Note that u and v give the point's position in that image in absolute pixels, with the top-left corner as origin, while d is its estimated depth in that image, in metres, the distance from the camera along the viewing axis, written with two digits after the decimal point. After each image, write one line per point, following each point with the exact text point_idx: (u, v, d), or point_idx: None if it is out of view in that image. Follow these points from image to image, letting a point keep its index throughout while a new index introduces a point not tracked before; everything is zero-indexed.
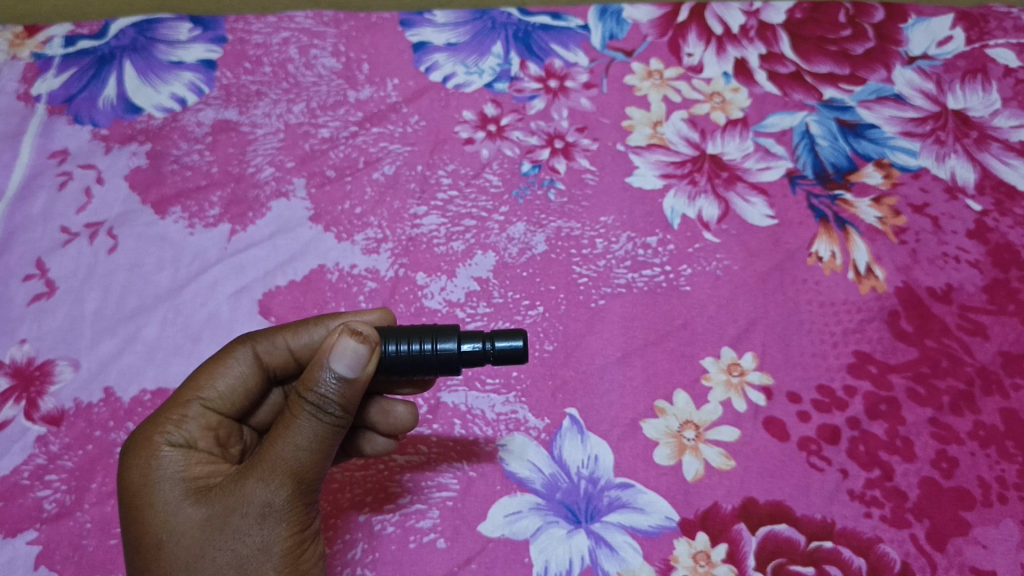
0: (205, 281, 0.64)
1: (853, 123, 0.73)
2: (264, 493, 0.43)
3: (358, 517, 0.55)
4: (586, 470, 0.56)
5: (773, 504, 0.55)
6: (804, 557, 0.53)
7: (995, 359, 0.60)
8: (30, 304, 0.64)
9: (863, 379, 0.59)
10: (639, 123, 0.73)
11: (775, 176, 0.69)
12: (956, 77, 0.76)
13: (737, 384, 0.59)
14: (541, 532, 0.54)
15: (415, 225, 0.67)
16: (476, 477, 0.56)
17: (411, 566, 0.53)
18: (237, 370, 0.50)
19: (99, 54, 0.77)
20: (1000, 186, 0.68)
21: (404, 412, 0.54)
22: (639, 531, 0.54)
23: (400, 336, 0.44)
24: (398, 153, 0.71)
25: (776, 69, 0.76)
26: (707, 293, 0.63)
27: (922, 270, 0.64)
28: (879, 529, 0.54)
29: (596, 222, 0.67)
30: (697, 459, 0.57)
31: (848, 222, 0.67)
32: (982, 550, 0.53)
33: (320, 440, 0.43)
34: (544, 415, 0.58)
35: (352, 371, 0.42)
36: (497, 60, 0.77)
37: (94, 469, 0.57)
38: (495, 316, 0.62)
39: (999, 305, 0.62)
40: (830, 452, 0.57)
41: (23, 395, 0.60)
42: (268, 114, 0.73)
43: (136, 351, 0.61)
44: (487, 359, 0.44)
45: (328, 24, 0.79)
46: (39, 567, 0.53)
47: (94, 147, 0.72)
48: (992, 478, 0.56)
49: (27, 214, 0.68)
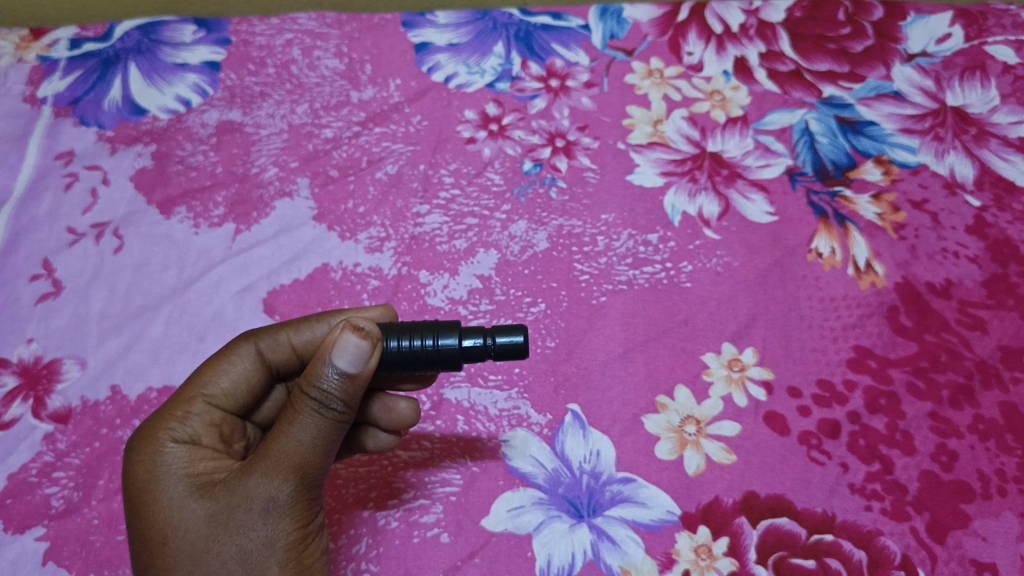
0: (209, 280, 0.65)
1: (852, 120, 0.73)
2: (267, 489, 0.43)
3: (361, 512, 0.55)
4: (588, 465, 0.57)
5: (774, 498, 0.55)
6: (805, 550, 0.53)
7: (994, 353, 0.60)
8: (36, 304, 0.64)
9: (863, 374, 0.60)
10: (639, 121, 0.73)
11: (774, 173, 0.70)
12: (955, 74, 0.76)
13: (738, 379, 0.60)
14: (543, 527, 0.55)
15: (417, 224, 0.67)
16: (479, 472, 0.57)
17: (415, 560, 0.54)
18: (240, 367, 0.51)
19: (104, 57, 0.78)
20: (999, 182, 0.69)
21: (406, 407, 0.54)
22: (640, 525, 0.55)
23: (401, 333, 0.45)
24: (400, 153, 0.71)
25: (775, 67, 0.77)
26: (707, 290, 0.64)
27: (921, 266, 0.65)
28: (879, 522, 0.54)
29: (596, 220, 0.68)
30: (698, 453, 0.57)
31: (848, 218, 0.67)
32: (982, 542, 0.54)
33: (322, 435, 0.43)
34: (546, 411, 0.59)
35: (355, 367, 0.43)
36: (498, 60, 0.78)
37: (101, 466, 0.57)
38: (497, 313, 0.63)
39: (998, 299, 0.63)
40: (830, 446, 0.57)
41: (30, 394, 0.60)
42: (271, 114, 0.74)
43: (141, 350, 0.62)
44: (488, 355, 0.44)
45: (330, 26, 0.80)
46: (47, 563, 0.54)
47: (100, 149, 0.72)
48: (991, 471, 0.56)
49: (33, 215, 0.69)
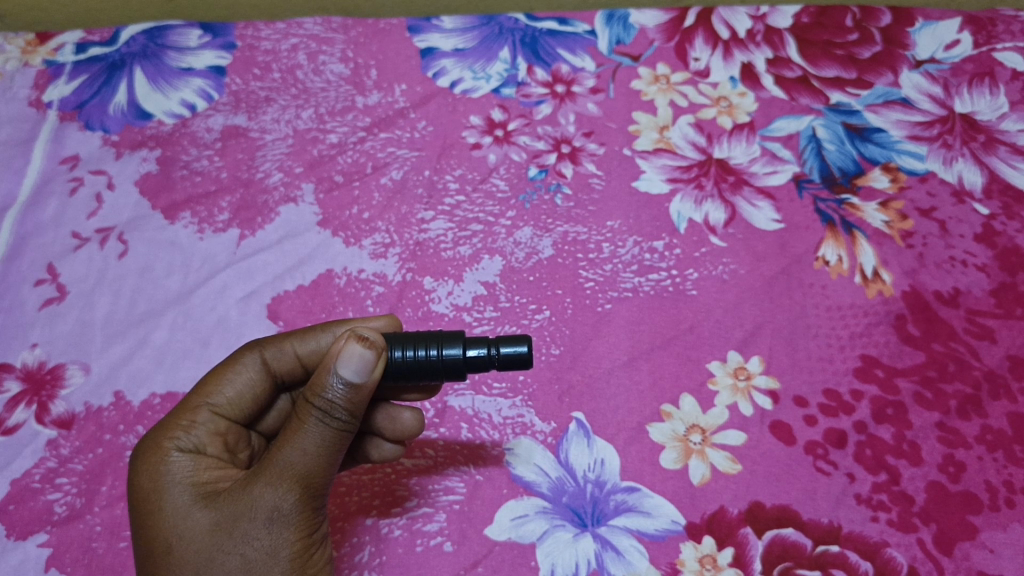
0: (213, 286, 0.65)
1: (859, 127, 0.73)
2: (272, 498, 0.43)
3: (364, 521, 0.55)
4: (592, 474, 0.57)
5: (780, 508, 0.55)
6: (810, 561, 0.53)
7: (1002, 363, 0.60)
8: (41, 309, 0.64)
9: (870, 384, 0.59)
10: (645, 128, 0.73)
11: (781, 180, 0.69)
12: (962, 80, 0.75)
13: (744, 388, 0.59)
14: (547, 536, 0.54)
15: (422, 230, 0.67)
16: (482, 481, 0.56)
17: (418, 569, 0.53)
18: (246, 376, 0.51)
19: (110, 61, 0.78)
20: (1007, 190, 0.68)
21: (410, 419, 0.54)
22: (644, 535, 0.54)
23: (405, 343, 0.45)
24: (405, 158, 0.71)
25: (782, 74, 0.76)
26: (713, 298, 0.64)
27: (928, 274, 0.64)
28: (885, 533, 0.54)
29: (602, 226, 0.67)
30: (703, 463, 0.57)
31: (854, 225, 0.67)
32: (989, 554, 0.53)
33: (327, 445, 0.43)
34: (549, 419, 0.59)
35: (360, 376, 0.43)
36: (503, 65, 0.78)
37: (104, 472, 0.57)
38: (502, 320, 0.63)
39: (1007, 309, 0.62)
40: (836, 456, 0.57)
41: (34, 399, 0.60)
42: (276, 119, 0.74)
43: (145, 355, 0.62)
44: (492, 365, 0.44)
45: (336, 30, 0.80)
46: (50, 569, 0.54)
47: (105, 153, 0.72)
48: (1000, 482, 0.55)
49: (38, 220, 0.69)
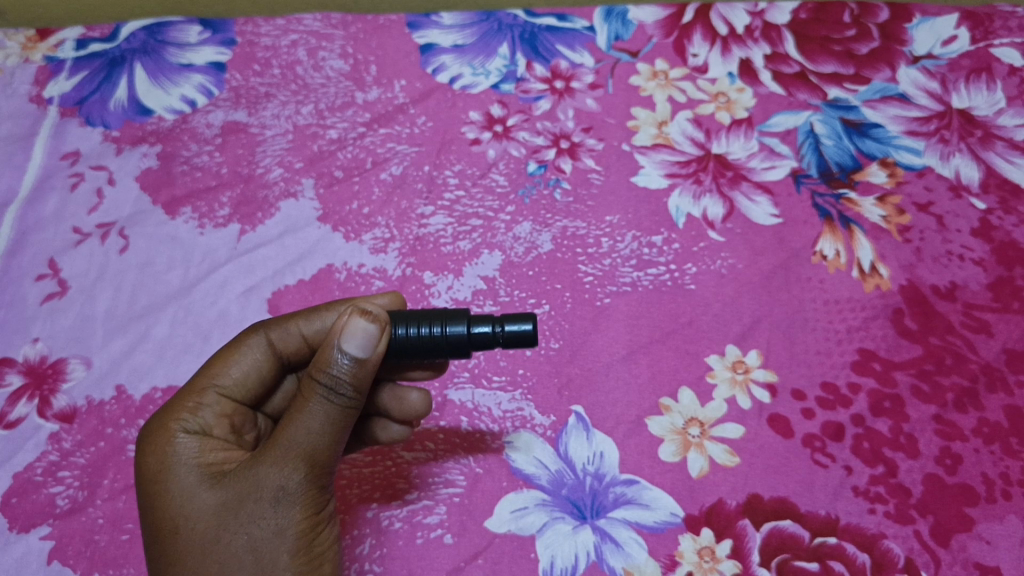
0: (214, 280, 0.65)
1: (857, 123, 0.73)
2: (277, 477, 0.43)
3: (366, 513, 0.55)
4: (592, 467, 0.57)
5: (777, 501, 0.55)
6: (808, 552, 0.54)
7: (998, 356, 0.60)
8: (42, 303, 0.65)
9: (867, 377, 0.60)
10: (644, 123, 0.73)
11: (779, 176, 0.70)
12: (960, 76, 0.76)
13: (742, 381, 0.60)
14: (546, 528, 0.55)
15: (422, 225, 0.67)
16: (482, 474, 0.57)
17: (419, 561, 0.54)
18: (250, 358, 0.51)
19: (110, 56, 0.78)
20: (1004, 184, 0.69)
21: (417, 399, 0.55)
22: (643, 527, 0.55)
23: (408, 320, 0.45)
24: (405, 154, 0.71)
25: (780, 69, 0.77)
26: (711, 292, 0.64)
27: (925, 269, 0.64)
28: (883, 524, 0.54)
29: (601, 221, 0.68)
30: (701, 455, 0.57)
31: (852, 220, 0.67)
32: (986, 545, 0.54)
33: (332, 422, 0.43)
34: (549, 413, 0.59)
35: (364, 351, 0.43)
36: (503, 61, 0.78)
37: (106, 466, 0.57)
38: (501, 314, 0.63)
39: (1004, 302, 0.63)
40: (833, 449, 0.57)
41: (35, 393, 0.61)
42: (276, 115, 0.74)
43: (146, 350, 0.62)
44: (497, 342, 0.44)
45: (336, 26, 0.80)
46: (53, 562, 0.54)
47: (105, 149, 0.73)
48: (997, 475, 0.56)
49: (39, 215, 0.69)
